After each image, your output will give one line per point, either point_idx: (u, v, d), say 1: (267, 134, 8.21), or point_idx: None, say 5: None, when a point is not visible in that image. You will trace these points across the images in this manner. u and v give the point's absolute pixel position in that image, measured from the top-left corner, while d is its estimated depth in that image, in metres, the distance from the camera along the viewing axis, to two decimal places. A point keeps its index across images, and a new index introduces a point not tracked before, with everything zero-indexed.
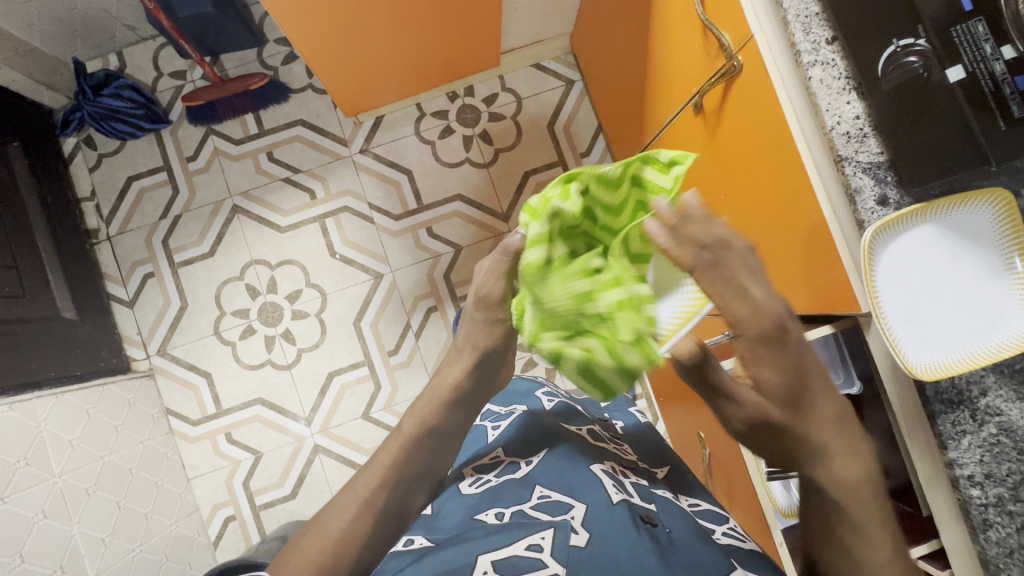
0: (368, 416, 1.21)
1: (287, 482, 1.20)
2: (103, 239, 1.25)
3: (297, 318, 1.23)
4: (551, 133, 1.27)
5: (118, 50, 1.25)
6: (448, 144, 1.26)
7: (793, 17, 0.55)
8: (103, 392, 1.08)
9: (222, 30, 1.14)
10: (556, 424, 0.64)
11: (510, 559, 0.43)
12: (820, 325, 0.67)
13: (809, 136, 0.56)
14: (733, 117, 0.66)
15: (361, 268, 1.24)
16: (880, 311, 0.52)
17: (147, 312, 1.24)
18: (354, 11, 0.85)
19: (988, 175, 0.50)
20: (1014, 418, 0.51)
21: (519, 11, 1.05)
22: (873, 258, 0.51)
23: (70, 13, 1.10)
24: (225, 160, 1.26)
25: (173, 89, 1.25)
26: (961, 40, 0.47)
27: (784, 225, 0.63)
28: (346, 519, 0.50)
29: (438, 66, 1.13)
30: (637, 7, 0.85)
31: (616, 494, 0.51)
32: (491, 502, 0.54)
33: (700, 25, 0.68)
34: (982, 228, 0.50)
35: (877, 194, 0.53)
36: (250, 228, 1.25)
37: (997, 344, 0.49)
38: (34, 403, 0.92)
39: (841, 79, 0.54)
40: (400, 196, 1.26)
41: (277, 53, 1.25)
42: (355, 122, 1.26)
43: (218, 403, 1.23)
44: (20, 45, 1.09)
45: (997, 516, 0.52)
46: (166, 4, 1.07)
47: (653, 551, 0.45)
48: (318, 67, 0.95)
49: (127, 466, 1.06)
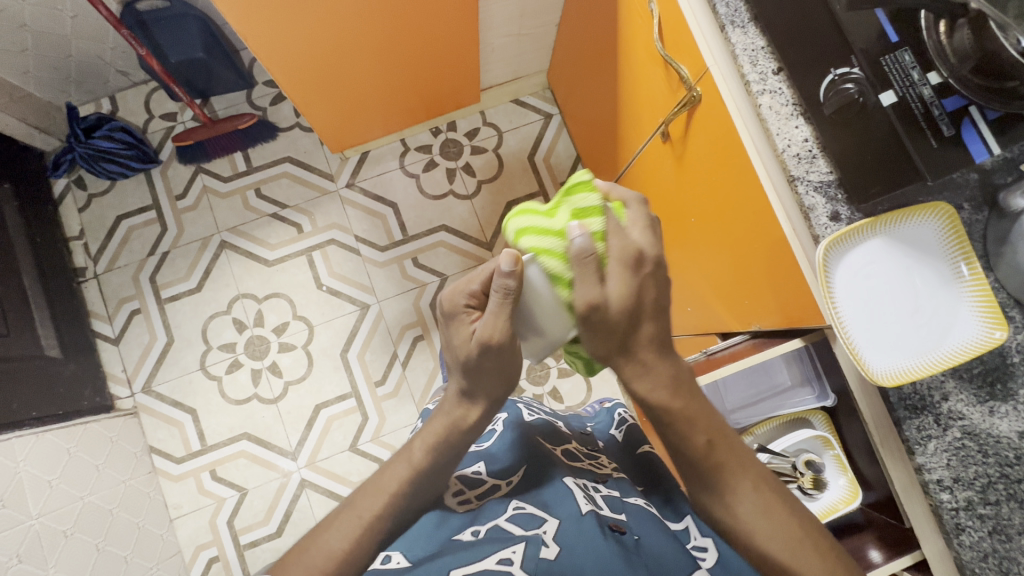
0: (356, 448, 1.20)
1: (272, 520, 1.18)
2: (91, 277, 1.26)
3: (284, 350, 1.24)
4: (532, 164, 1.32)
5: (110, 95, 1.29)
6: (432, 176, 1.30)
7: (740, 51, 0.59)
8: (85, 431, 1.07)
9: (211, 73, 1.19)
10: (536, 439, 0.64)
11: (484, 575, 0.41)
12: (790, 339, 0.69)
13: (766, 160, 0.59)
14: (698, 142, 0.70)
15: (347, 299, 1.25)
16: (837, 321, 0.54)
17: (133, 349, 1.24)
18: (333, 52, 0.89)
19: (929, 190, 0.53)
20: (976, 421, 0.52)
21: (497, 50, 1.11)
22: (829, 270, 0.54)
23: (65, 62, 1.15)
24: (214, 197, 1.29)
25: (163, 130, 1.29)
26: (892, 67, 0.52)
27: (748, 240, 0.66)
28: (350, 540, 0.47)
29: (420, 102, 1.17)
30: (604, 46, 0.91)
31: (585, 505, 0.50)
32: (471, 522, 0.51)
33: (661, 60, 0.73)
34: (930, 240, 0.53)
35: (829, 210, 0.55)
36: (237, 262, 1.27)
37: (951, 350, 0.51)
38: (13, 444, 0.92)
39: (788, 106, 0.57)
40: (385, 228, 1.28)
41: (266, 94, 1.30)
42: (341, 158, 1.30)
43: (203, 439, 1.21)
44: (15, 91, 1.13)
45: (968, 520, 0.52)
46: (157, 50, 1.11)
47: (619, 553, 0.44)
48: (303, 106, 0.99)
49: (108, 507, 1.04)
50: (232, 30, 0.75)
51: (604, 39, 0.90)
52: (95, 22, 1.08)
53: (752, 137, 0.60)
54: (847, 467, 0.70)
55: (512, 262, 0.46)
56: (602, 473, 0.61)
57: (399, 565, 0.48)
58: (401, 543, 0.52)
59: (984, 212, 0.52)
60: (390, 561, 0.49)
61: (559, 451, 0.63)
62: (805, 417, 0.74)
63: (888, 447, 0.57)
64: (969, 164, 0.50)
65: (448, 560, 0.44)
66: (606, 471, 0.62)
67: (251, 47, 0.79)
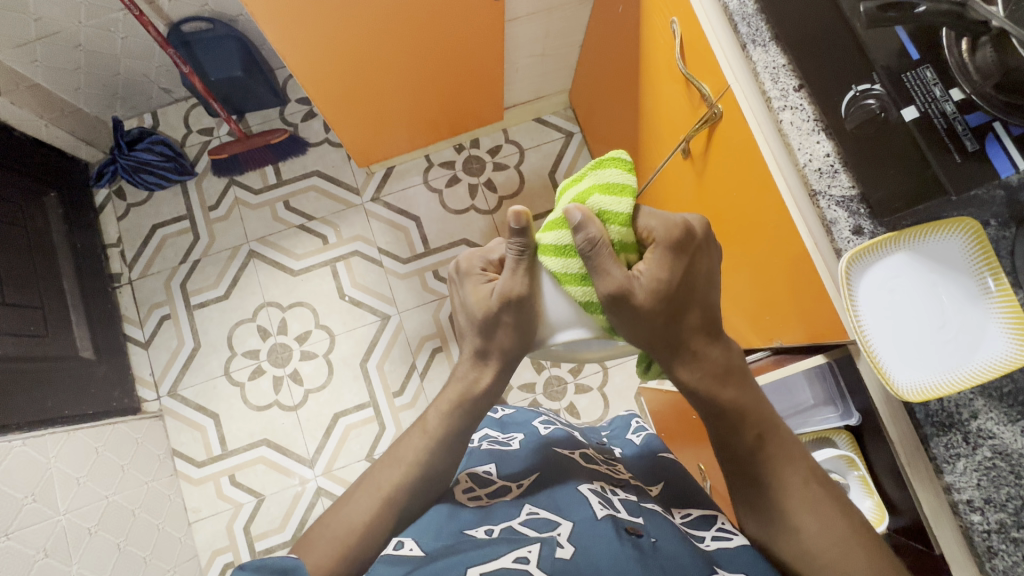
0: (372, 457, 1.20)
1: (288, 527, 1.19)
2: (125, 283, 1.31)
3: (305, 358, 1.26)
4: (552, 181, 1.34)
5: (152, 111, 1.36)
6: (454, 192, 1.33)
7: (762, 69, 0.61)
8: (113, 431, 1.10)
9: (248, 90, 1.24)
10: (552, 450, 0.64)
11: (499, 571, 0.41)
12: (811, 355, 0.69)
13: (788, 174, 0.60)
14: (720, 158, 0.72)
15: (369, 309, 1.28)
16: (861, 335, 0.54)
17: (161, 353, 1.28)
18: (361, 71, 0.92)
19: (954, 205, 0.52)
20: (1009, 442, 0.51)
21: (522, 70, 1.14)
22: (851, 284, 0.54)
23: (113, 79, 1.22)
24: (244, 208, 1.34)
25: (200, 144, 1.35)
26: (913, 84, 0.52)
27: (773, 255, 0.67)
28: (354, 509, 0.54)
29: (445, 119, 1.21)
30: (626, 68, 0.94)
31: (600, 509, 0.50)
32: (482, 518, 0.52)
33: (683, 78, 0.75)
34: (956, 256, 0.52)
35: (852, 224, 0.55)
36: (264, 271, 1.30)
37: (978, 367, 0.50)
38: (46, 439, 0.95)
39: (810, 121, 0.58)
40: (407, 240, 1.31)
41: (298, 111, 1.35)
42: (367, 172, 1.34)
43: (224, 443, 1.23)
44: (66, 106, 1.20)
45: (1001, 543, 0.50)
46: (199, 69, 1.18)
47: (634, 557, 0.44)
48: (334, 121, 1.03)
49: (130, 507, 1.06)
50: (273, 49, 0.80)
51: (627, 60, 0.92)
52: (143, 43, 1.15)
53: (774, 152, 0.62)
54: (874, 490, 0.68)
55: (582, 218, 0.47)
56: (618, 478, 0.61)
57: (412, 551, 0.47)
58: (412, 530, 0.51)
59: (1012, 228, 0.51)
60: (403, 546, 0.48)
61: (577, 456, 0.63)
62: (829, 437, 0.74)
63: (916, 467, 0.56)
64: (994, 178, 0.50)
65: (469, 555, 0.44)
66: (623, 476, 0.62)
67: (287, 62, 0.83)
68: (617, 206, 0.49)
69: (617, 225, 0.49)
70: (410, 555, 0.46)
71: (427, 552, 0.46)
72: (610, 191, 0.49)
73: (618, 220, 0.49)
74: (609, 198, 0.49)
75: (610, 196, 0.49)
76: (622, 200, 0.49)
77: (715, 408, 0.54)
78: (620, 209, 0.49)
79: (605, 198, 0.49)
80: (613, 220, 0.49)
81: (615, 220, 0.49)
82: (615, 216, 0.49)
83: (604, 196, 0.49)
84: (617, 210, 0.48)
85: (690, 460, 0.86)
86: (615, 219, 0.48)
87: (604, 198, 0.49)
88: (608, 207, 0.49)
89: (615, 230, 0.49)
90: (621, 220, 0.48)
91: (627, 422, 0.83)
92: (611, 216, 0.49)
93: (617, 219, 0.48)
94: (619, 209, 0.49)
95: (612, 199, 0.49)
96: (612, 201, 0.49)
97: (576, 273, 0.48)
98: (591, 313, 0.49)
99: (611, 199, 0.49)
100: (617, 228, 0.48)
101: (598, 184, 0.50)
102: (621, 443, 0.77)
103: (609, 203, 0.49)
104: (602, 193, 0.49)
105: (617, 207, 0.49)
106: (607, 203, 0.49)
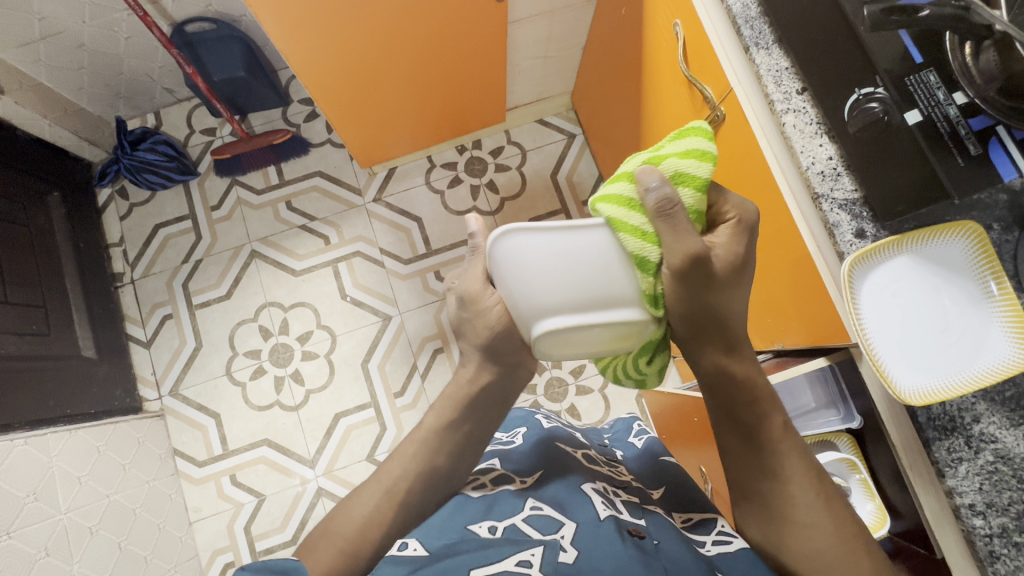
0: (373, 458, 1.21)
1: (288, 527, 1.19)
2: (127, 282, 1.31)
3: (307, 358, 1.26)
4: (554, 183, 1.34)
5: (155, 110, 1.36)
6: (456, 193, 1.33)
7: (765, 72, 0.60)
8: (114, 430, 1.10)
9: (251, 91, 1.25)
10: (556, 445, 0.64)
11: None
12: (813, 357, 0.69)
13: (791, 177, 0.60)
14: (723, 160, 0.72)
15: (370, 310, 1.28)
16: (863, 338, 0.54)
17: (163, 353, 1.28)
18: (363, 71, 0.92)
19: (958, 209, 0.52)
20: (1011, 446, 0.51)
21: (524, 71, 1.14)
22: (853, 287, 0.54)
23: (116, 78, 1.22)
24: (246, 208, 1.34)
25: (203, 144, 1.35)
26: (917, 88, 0.53)
27: (777, 257, 0.67)
28: (355, 510, 0.54)
29: (447, 120, 1.21)
30: (628, 69, 0.94)
31: (604, 510, 0.50)
32: (483, 519, 0.52)
33: (686, 81, 0.75)
34: (959, 260, 0.52)
35: (854, 227, 0.55)
36: (266, 271, 1.31)
37: (981, 371, 0.50)
38: (48, 438, 0.95)
39: (813, 124, 0.58)
40: (409, 241, 1.31)
41: (300, 111, 1.36)
42: (370, 173, 1.34)
43: (225, 443, 1.24)
44: (70, 106, 1.20)
45: (1003, 547, 0.50)
46: (202, 69, 1.18)
47: (638, 558, 0.44)
48: (337, 122, 1.03)
49: (131, 506, 1.06)
50: (276, 49, 0.80)
51: (629, 62, 0.92)
52: (147, 43, 1.15)
53: (777, 154, 0.62)
54: (875, 492, 0.68)
55: (659, 179, 0.44)
56: (620, 480, 0.61)
57: (416, 552, 0.47)
58: (417, 531, 0.51)
59: (1015, 232, 0.51)
60: (407, 546, 0.48)
61: (580, 455, 0.63)
62: (831, 440, 0.74)
63: (918, 470, 0.56)
64: (997, 183, 0.50)
65: (471, 557, 0.44)
66: (625, 478, 0.62)
67: (290, 63, 0.84)
68: (697, 169, 0.45)
69: (693, 191, 0.46)
70: (413, 555, 0.46)
71: (430, 551, 0.47)
72: (692, 152, 0.46)
73: (696, 183, 0.45)
74: (690, 160, 0.46)
75: (691, 158, 0.45)
76: (704, 162, 0.45)
77: (716, 411, 0.54)
78: (700, 173, 0.45)
79: (688, 159, 0.46)
80: (691, 185, 0.46)
81: (692, 185, 0.45)
82: (693, 180, 0.45)
83: (685, 156, 0.46)
84: (697, 173, 0.45)
85: (691, 462, 0.86)
86: (693, 184, 0.45)
87: (685, 160, 0.45)
88: (687, 170, 0.45)
89: (691, 196, 0.46)
90: (699, 185, 0.45)
91: (629, 424, 0.83)
92: (688, 181, 0.46)
93: (695, 182, 0.45)
94: (700, 173, 0.45)
95: (695, 160, 0.45)
96: (693, 164, 0.45)
97: (639, 227, 0.44)
98: (643, 275, 0.44)
99: (693, 161, 0.45)
100: (694, 193, 0.46)
101: (677, 143, 0.47)
102: (623, 446, 0.77)
103: (689, 165, 0.45)
104: (685, 153, 0.46)
105: (698, 171, 0.45)
106: (687, 164, 0.45)
